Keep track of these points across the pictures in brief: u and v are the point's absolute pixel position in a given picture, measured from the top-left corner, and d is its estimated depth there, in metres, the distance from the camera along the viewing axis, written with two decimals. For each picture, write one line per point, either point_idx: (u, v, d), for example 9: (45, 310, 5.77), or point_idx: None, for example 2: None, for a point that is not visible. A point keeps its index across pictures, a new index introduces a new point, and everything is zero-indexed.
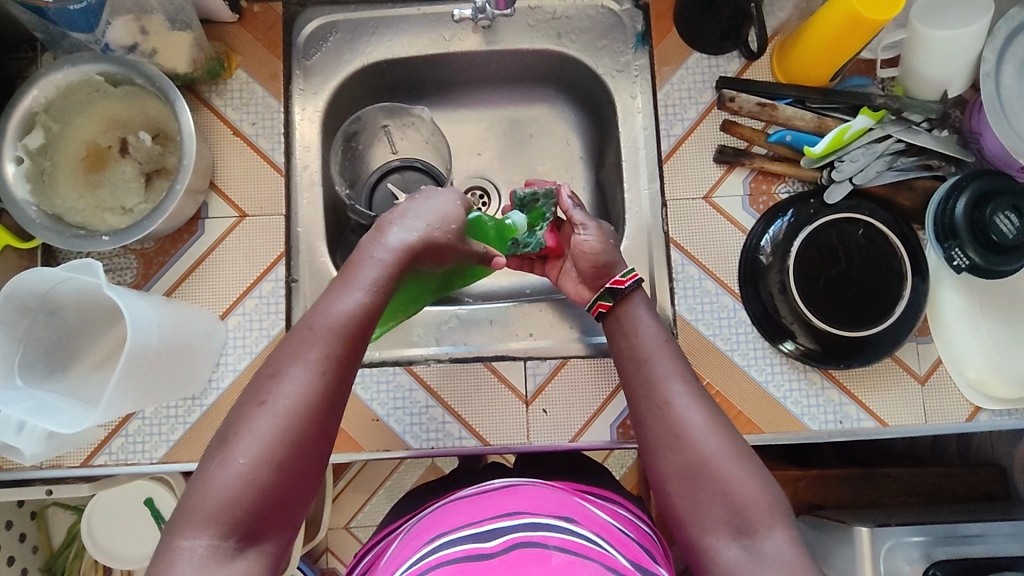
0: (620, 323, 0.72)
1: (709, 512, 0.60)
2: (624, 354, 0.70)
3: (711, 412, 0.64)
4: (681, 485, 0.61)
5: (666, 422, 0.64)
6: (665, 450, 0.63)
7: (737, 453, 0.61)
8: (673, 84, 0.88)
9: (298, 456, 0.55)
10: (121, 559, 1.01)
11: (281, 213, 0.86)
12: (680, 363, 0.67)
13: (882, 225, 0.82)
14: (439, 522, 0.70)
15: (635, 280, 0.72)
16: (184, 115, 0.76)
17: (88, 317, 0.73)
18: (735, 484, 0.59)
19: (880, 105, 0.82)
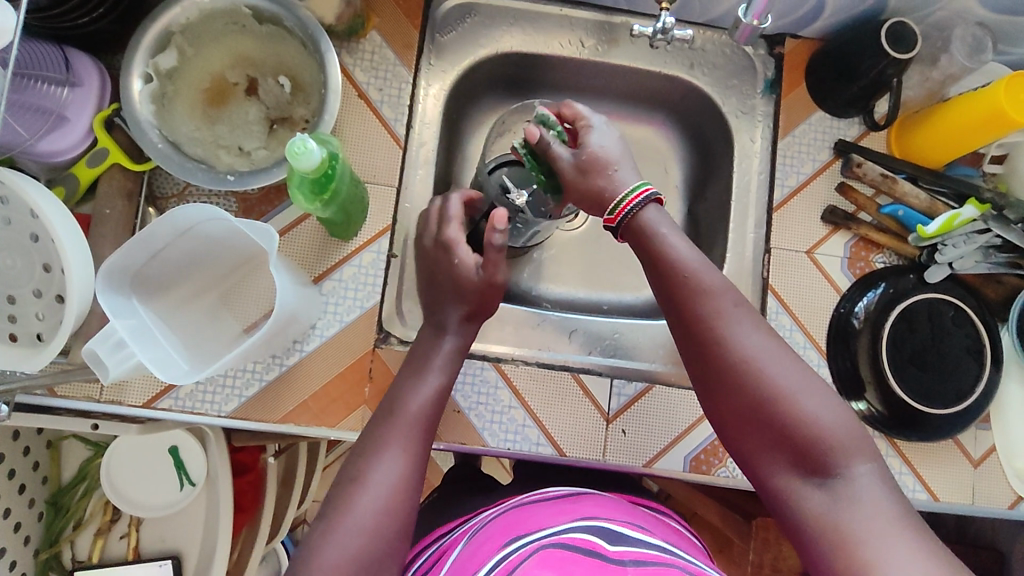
0: (644, 243, 0.66)
1: (774, 452, 0.57)
2: (659, 284, 0.66)
3: (771, 341, 0.60)
4: (744, 428, 0.59)
5: (719, 357, 0.60)
6: (720, 390, 0.60)
7: (806, 383, 0.58)
8: (795, 137, 0.90)
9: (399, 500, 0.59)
10: (135, 505, 0.97)
11: (395, 186, 0.84)
12: (725, 293, 0.62)
13: (971, 311, 0.85)
14: (512, 524, 0.64)
15: (619, 215, 0.68)
16: (334, 69, 0.73)
17: (212, 252, 0.71)
18: (810, 418, 0.56)
19: (987, 199, 0.86)
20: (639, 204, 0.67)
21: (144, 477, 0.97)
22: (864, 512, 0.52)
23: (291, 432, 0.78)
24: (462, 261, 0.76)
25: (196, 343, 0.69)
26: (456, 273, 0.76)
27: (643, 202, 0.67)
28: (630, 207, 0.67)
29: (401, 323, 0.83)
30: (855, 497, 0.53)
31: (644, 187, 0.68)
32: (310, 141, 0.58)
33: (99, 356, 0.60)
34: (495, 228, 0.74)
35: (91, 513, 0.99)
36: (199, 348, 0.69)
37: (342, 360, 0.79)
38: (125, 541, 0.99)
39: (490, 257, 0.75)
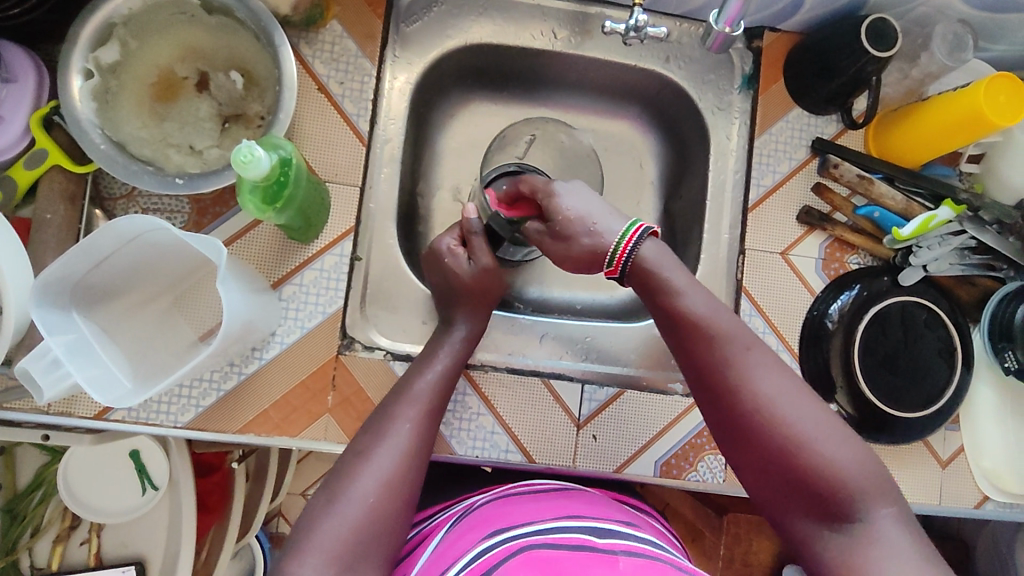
0: (651, 284, 0.64)
1: (797, 502, 0.57)
2: (670, 326, 0.64)
3: (790, 384, 0.58)
4: (764, 477, 0.58)
5: (737, 403, 0.59)
6: (738, 439, 0.59)
7: (826, 426, 0.57)
8: (772, 134, 0.88)
9: (400, 477, 0.61)
10: (96, 512, 0.94)
11: (358, 185, 0.80)
12: (738, 337, 0.61)
13: (943, 314, 0.85)
14: (495, 518, 0.61)
15: (615, 271, 0.67)
16: (288, 64, 0.69)
17: (160, 261, 0.67)
18: (831, 463, 0.55)
19: (963, 200, 0.85)
20: (638, 241, 0.65)
21: (104, 482, 0.94)
22: (890, 561, 0.52)
23: (251, 442, 0.75)
24: (452, 258, 0.78)
25: (145, 359, 0.66)
26: (450, 275, 0.78)
27: (640, 237, 0.66)
28: (629, 247, 0.65)
29: (366, 328, 0.81)
30: (877, 540, 0.53)
31: (641, 224, 0.67)
32: (256, 148, 0.55)
33: (32, 375, 0.58)
34: (467, 220, 0.78)
35: (49, 519, 0.96)
36: (147, 366, 0.66)
37: (304, 368, 0.77)
38: (86, 547, 0.97)
39: (478, 247, 0.78)
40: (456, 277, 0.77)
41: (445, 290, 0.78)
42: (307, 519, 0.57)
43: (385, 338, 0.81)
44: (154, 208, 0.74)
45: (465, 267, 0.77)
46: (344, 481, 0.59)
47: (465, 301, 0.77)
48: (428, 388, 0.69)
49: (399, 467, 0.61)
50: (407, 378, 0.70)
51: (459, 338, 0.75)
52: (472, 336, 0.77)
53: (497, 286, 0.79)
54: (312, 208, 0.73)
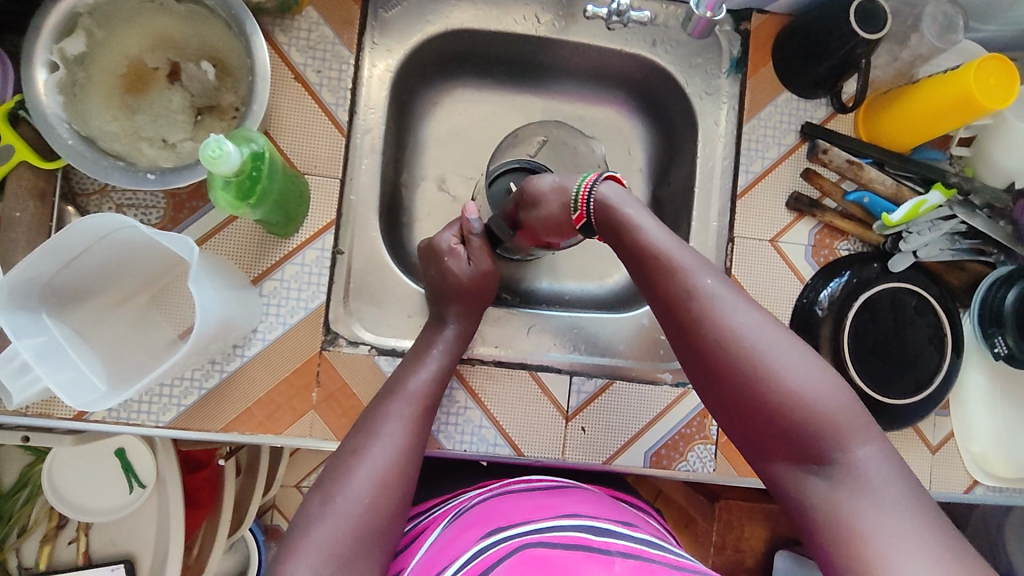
0: (617, 226, 0.65)
1: (772, 438, 0.55)
2: (636, 268, 0.63)
3: (758, 317, 0.57)
4: (737, 414, 0.57)
5: (702, 337, 0.57)
6: (709, 376, 0.58)
7: (797, 359, 0.55)
8: (760, 119, 0.87)
9: (394, 475, 0.60)
10: (81, 510, 0.93)
11: (338, 177, 0.78)
12: (699, 270, 0.59)
13: (933, 300, 0.84)
14: (490, 516, 0.59)
15: (580, 214, 0.69)
16: (261, 53, 0.67)
17: (134, 259, 0.66)
18: (803, 397, 0.53)
19: (953, 183, 0.84)
20: (593, 185, 0.69)
21: (89, 481, 0.93)
22: (870, 496, 0.49)
23: (235, 441, 0.74)
24: (448, 258, 0.76)
25: (121, 360, 0.65)
26: (446, 273, 0.76)
27: (596, 182, 0.69)
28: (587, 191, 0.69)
29: (350, 323, 0.79)
30: (857, 478, 0.51)
31: (596, 174, 0.69)
32: (226, 142, 0.53)
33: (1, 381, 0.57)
34: (468, 220, 0.78)
35: (36, 519, 0.95)
36: (123, 367, 0.65)
37: (287, 365, 0.75)
38: (74, 546, 0.96)
39: (475, 247, 0.77)
40: (450, 275, 0.76)
41: (438, 291, 0.77)
42: (303, 520, 0.57)
43: (369, 333, 0.80)
44: (128, 203, 0.73)
45: (462, 267, 0.76)
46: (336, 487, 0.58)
47: (459, 303, 0.76)
48: (421, 388, 0.68)
49: (393, 465, 0.61)
50: (400, 376, 0.69)
51: (450, 337, 0.74)
52: (463, 335, 0.76)
53: (489, 289, 0.78)
54: (291, 202, 0.72)
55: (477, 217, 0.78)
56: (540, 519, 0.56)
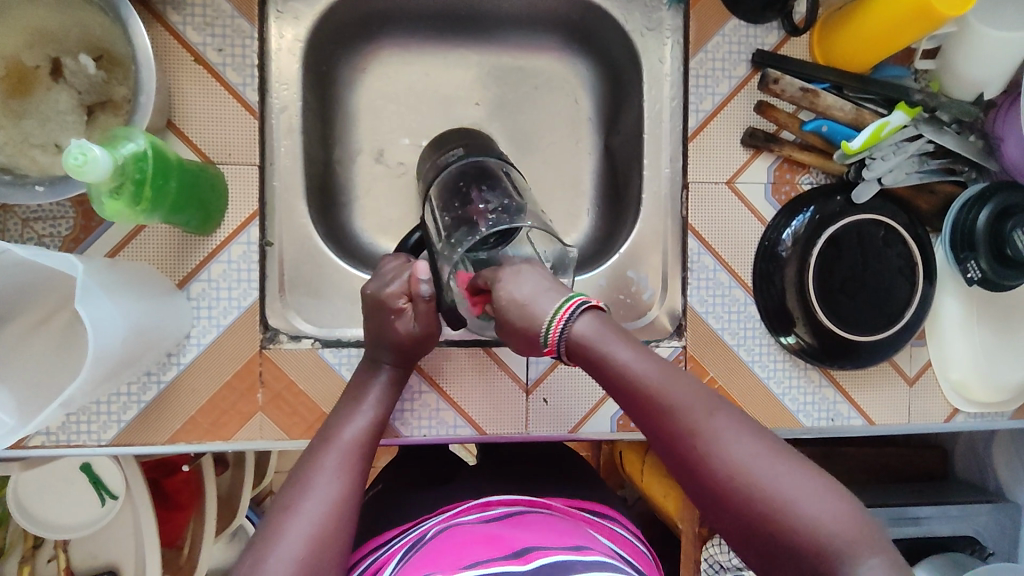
0: (594, 363, 0.55)
1: (793, 574, 0.47)
2: (621, 399, 0.55)
3: (758, 443, 0.50)
4: (752, 548, 0.49)
5: (702, 474, 0.50)
6: (716, 513, 0.50)
7: (799, 481, 0.48)
8: (707, 52, 0.80)
9: (330, 530, 0.54)
10: (53, 529, 0.91)
11: (256, 164, 0.73)
12: (692, 399, 0.52)
13: (902, 229, 0.80)
14: (444, 556, 0.53)
15: (553, 343, 0.56)
16: (141, 40, 0.61)
17: (36, 280, 0.61)
18: (818, 525, 0.46)
19: (917, 101, 0.78)
20: (570, 319, 0.56)
21: (58, 499, 0.91)
22: None
23: (183, 451, 0.72)
24: (391, 314, 0.66)
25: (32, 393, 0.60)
26: (387, 330, 0.67)
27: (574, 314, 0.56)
28: (571, 310, 0.56)
29: (287, 316, 0.76)
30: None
31: (575, 297, 0.57)
32: (90, 147, 0.49)
33: None
34: (418, 280, 0.65)
35: (12, 541, 0.94)
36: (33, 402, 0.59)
37: (227, 367, 0.72)
38: (55, 563, 0.95)
39: (421, 311, 0.66)
40: (392, 331, 0.67)
41: (373, 344, 0.69)
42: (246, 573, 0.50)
43: (310, 324, 0.77)
44: (34, 216, 0.68)
45: (404, 326, 0.67)
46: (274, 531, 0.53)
47: (397, 358, 0.68)
48: (357, 433, 0.62)
49: (329, 517, 0.54)
50: (332, 425, 0.64)
51: (385, 383, 0.68)
52: (398, 377, 0.70)
53: (427, 350, 0.69)
54: (201, 185, 0.66)
55: (427, 278, 0.66)
56: (487, 562, 0.50)
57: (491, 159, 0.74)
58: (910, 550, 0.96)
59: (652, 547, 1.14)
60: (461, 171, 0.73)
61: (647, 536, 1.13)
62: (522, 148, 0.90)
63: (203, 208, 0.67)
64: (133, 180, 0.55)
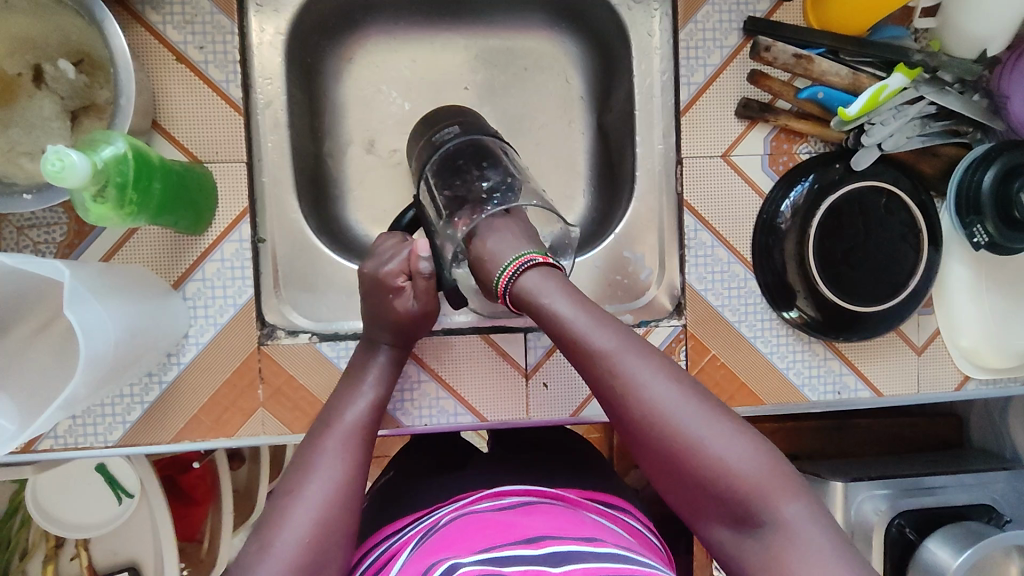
0: (533, 312, 0.56)
1: (703, 505, 0.50)
2: (557, 345, 0.56)
3: (681, 387, 0.52)
4: (670, 484, 0.52)
5: (628, 415, 0.51)
6: (639, 451, 0.52)
7: (721, 427, 0.50)
8: (697, 22, 0.78)
9: (334, 514, 0.53)
10: (72, 529, 0.93)
11: (244, 160, 0.73)
12: (627, 345, 0.53)
13: (905, 195, 0.78)
14: (453, 543, 0.52)
15: (505, 289, 0.58)
16: (117, 40, 0.60)
17: (29, 288, 0.62)
18: (731, 466, 0.49)
19: (918, 62, 0.75)
20: (517, 272, 0.57)
21: (75, 500, 0.93)
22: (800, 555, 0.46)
23: (188, 449, 0.73)
24: (391, 291, 0.66)
25: (32, 399, 0.60)
26: (386, 310, 0.67)
27: (522, 270, 0.57)
28: (517, 267, 0.57)
29: (284, 312, 0.76)
30: (792, 538, 0.47)
31: (524, 255, 0.58)
32: (68, 152, 0.49)
33: None
34: (417, 257, 0.66)
35: (34, 541, 0.97)
36: (34, 407, 0.60)
37: (227, 365, 0.73)
38: (77, 561, 0.97)
39: (420, 287, 0.66)
40: (391, 310, 0.67)
41: (372, 322, 0.69)
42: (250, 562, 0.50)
43: (307, 319, 0.77)
44: (28, 223, 0.69)
45: (404, 302, 0.67)
46: (276, 514, 0.52)
47: (397, 337, 0.68)
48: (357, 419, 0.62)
49: (331, 502, 0.54)
50: (333, 410, 0.63)
51: (385, 363, 0.68)
52: (398, 358, 0.69)
53: (426, 330, 0.69)
54: (188, 189, 0.67)
55: (427, 256, 0.66)
56: (491, 551, 0.50)
57: (489, 136, 0.73)
58: (925, 519, 0.92)
59: (665, 525, 1.14)
60: (459, 148, 0.72)
61: (660, 514, 1.13)
62: (514, 131, 0.89)
63: (191, 208, 0.67)
64: (114, 184, 0.55)
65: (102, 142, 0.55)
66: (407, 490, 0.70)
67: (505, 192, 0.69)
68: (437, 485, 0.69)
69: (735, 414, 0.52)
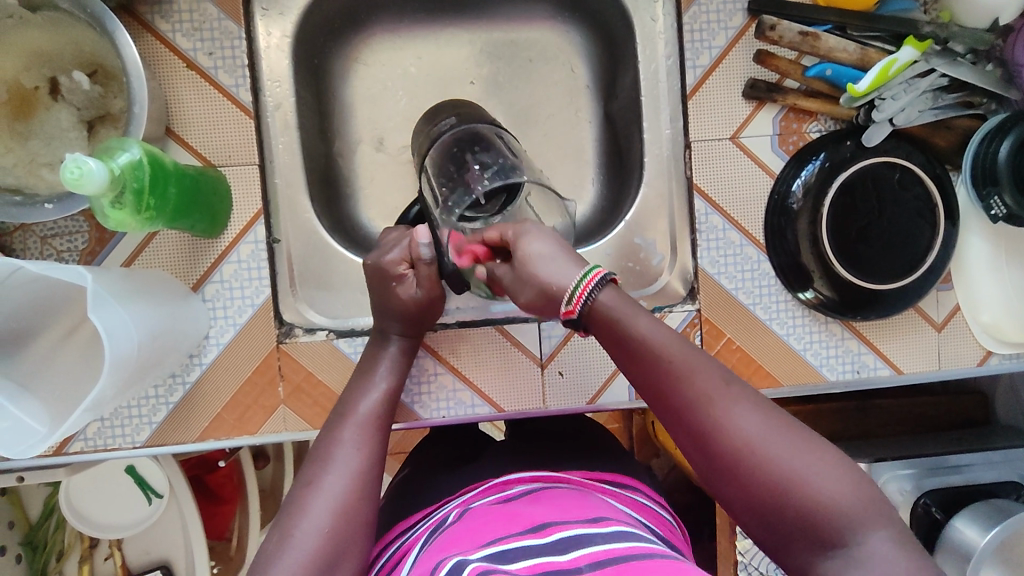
0: (611, 333, 0.55)
1: (789, 534, 0.48)
2: (635, 366, 0.55)
3: (767, 413, 0.50)
4: (750, 510, 0.50)
5: (712, 437, 0.50)
6: (721, 477, 0.51)
7: (813, 456, 0.48)
8: (700, 5, 0.78)
9: (352, 505, 0.54)
10: (104, 530, 0.96)
11: (256, 163, 0.74)
12: (717, 371, 0.52)
13: (919, 169, 0.77)
14: (472, 532, 0.53)
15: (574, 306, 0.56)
16: (128, 50, 0.62)
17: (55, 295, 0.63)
18: (824, 493, 0.47)
19: (927, 34, 0.74)
20: (591, 292, 0.56)
21: (107, 501, 0.96)
22: None
23: (213, 447, 0.74)
24: (393, 280, 0.67)
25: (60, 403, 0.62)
26: (391, 298, 0.68)
27: (594, 289, 0.56)
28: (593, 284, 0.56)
29: (301, 310, 0.78)
30: (878, 564, 0.45)
31: (598, 269, 0.57)
32: (85, 159, 0.51)
33: None
34: (418, 244, 0.66)
35: (70, 542, 1.00)
36: (63, 410, 0.62)
37: (247, 364, 0.74)
38: (111, 561, 1.00)
39: (423, 275, 0.67)
40: (395, 299, 0.68)
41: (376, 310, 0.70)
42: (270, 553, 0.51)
43: (323, 316, 0.78)
44: (51, 233, 0.71)
45: (407, 290, 0.67)
46: (296, 506, 0.54)
47: (403, 325, 0.69)
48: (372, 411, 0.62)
49: (349, 494, 0.54)
50: (350, 402, 0.64)
51: (396, 355, 0.69)
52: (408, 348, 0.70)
53: (433, 317, 0.70)
54: (201, 193, 0.68)
55: (427, 242, 0.66)
56: (506, 538, 0.50)
57: (484, 124, 0.73)
58: (949, 498, 0.90)
59: (687, 511, 1.13)
60: (453, 138, 0.72)
61: (682, 501, 1.13)
62: (521, 122, 0.89)
63: (204, 211, 0.69)
64: (130, 187, 0.57)
65: (117, 149, 0.56)
66: (428, 482, 0.71)
67: (499, 171, 0.69)
68: (457, 476, 0.70)
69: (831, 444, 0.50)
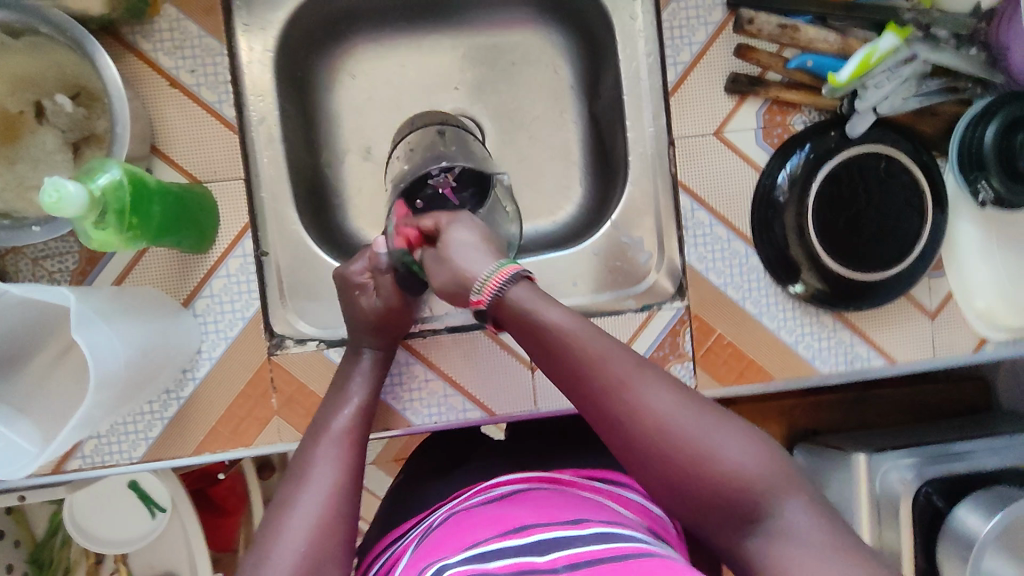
0: (524, 326, 0.55)
1: (710, 510, 0.49)
2: (545, 359, 0.55)
3: (676, 393, 0.51)
4: (670, 490, 0.51)
5: (627, 424, 0.50)
6: (640, 461, 0.51)
7: (726, 432, 0.50)
8: (679, 2, 0.78)
9: (332, 515, 0.54)
10: (107, 546, 0.97)
11: (241, 177, 0.75)
12: (625, 356, 0.52)
13: (904, 157, 0.77)
14: (461, 536, 0.53)
15: (490, 293, 0.57)
16: (108, 71, 0.62)
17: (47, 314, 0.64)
18: (737, 467, 0.49)
19: (908, 20, 0.74)
20: (505, 284, 0.56)
21: (110, 516, 0.97)
22: (811, 551, 0.45)
23: (209, 460, 0.75)
24: (358, 291, 0.71)
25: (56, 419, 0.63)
26: (354, 307, 0.71)
27: (508, 281, 0.57)
28: (504, 277, 0.57)
29: (291, 321, 0.78)
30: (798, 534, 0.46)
31: (509, 265, 0.58)
32: (64, 182, 0.51)
33: None
34: (376, 254, 0.71)
35: (76, 558, 1.01)
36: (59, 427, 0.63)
37: (240, 377, 0.75)
38: None
39: (382, 283, 0.70)
40: (359, 310, 0.71)
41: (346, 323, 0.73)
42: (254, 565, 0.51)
43: (313, 327, 0.79)
44: (42, 254, 0.72)
45: (369, 302, 0.71)
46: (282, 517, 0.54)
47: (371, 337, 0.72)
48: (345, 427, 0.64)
49: (337, 505, 0.55)
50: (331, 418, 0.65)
51: (368, 367, 0.71)
52: (383, 359, 0.72)
53: (404, 326, 0.72)
54: (185, 210, 0.69)
55: (385, 251, 0.71)
56: (489, 541, 0.51)
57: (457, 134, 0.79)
58: (950, 487, 0.89)
59: None
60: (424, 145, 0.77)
61: None
62: (506, 126, 0.89)
63: (190, 229, 0.69)
64: (111, 208, 0.57)
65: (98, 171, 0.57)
66: (421, 488, 0.71)
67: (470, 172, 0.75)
68: (450, 481, 0.70)
69: (736, 417, 0.52)
